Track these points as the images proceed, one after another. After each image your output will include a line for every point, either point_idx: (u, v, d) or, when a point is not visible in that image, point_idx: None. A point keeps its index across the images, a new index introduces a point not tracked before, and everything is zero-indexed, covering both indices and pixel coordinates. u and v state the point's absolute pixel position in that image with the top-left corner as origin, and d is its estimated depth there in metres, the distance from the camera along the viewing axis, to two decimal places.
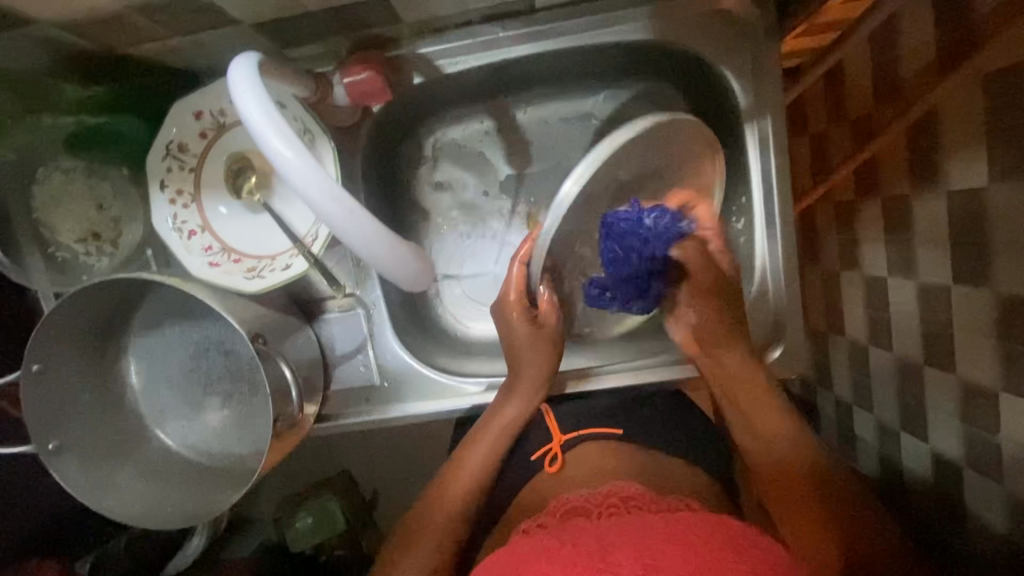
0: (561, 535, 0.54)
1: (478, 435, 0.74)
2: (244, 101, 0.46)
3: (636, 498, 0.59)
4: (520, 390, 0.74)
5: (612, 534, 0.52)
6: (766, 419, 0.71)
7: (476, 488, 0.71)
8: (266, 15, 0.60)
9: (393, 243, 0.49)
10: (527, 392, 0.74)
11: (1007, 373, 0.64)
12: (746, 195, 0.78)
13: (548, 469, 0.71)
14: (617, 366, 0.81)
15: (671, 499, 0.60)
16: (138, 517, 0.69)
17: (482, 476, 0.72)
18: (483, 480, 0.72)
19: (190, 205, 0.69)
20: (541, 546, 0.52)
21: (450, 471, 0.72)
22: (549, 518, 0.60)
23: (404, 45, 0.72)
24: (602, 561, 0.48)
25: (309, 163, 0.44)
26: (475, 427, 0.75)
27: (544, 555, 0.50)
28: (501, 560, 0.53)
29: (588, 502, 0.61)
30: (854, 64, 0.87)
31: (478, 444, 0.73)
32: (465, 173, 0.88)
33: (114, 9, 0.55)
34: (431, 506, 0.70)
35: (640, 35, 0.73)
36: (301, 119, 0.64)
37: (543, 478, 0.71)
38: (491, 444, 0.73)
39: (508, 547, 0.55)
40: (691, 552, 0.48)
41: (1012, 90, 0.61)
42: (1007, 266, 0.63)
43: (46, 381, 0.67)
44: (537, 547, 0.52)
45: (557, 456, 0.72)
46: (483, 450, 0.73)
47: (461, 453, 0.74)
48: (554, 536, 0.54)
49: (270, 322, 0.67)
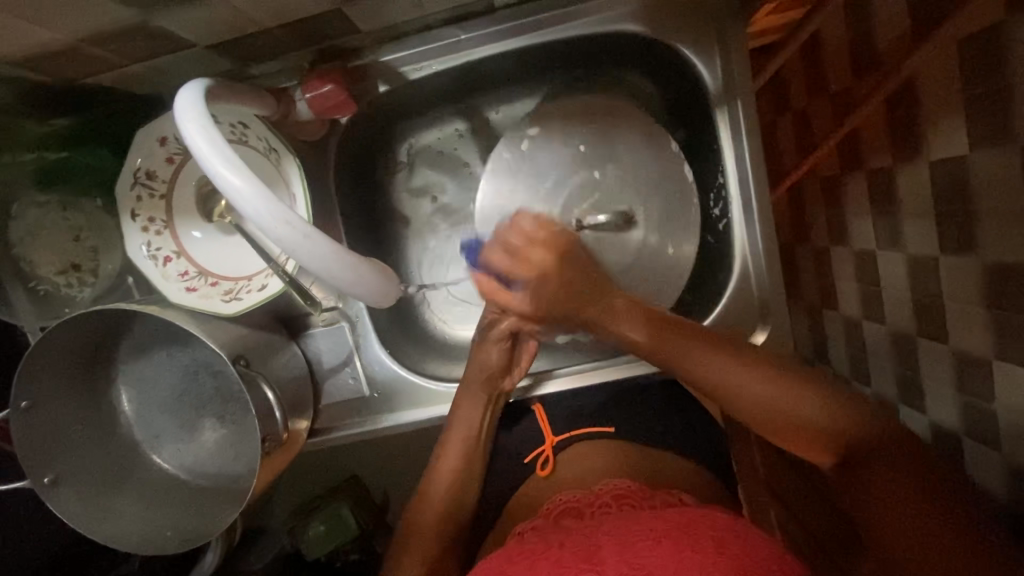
0: (549, 538, 0.54)
1: (426, 487, 0.72)
2: (188, 129, 0.45)
3: (628, 495, 0.59)
4: (451, 440, 0.73)
5: (601, 532, 0.52)
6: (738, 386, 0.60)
7: (457, 500, 0.72)
8: (220, 35, 0.59)
9: (354, 262, 0.48)
10: (458, 446, 0.73)
11: (998, 342, 0.64)
12: (721, 174, 0.75)
13: (539, 472, 0.72)
14: (573, 366, 0.77)
15: (663, 493, 0.60)
16: (139, 542, 0.70)
17: (459, 480, 0.73)
18: (457, 494, 0.72)
19: (163, 232, 0.69)
20: (529, 548, 0.52)
21: (428, 480, 0.72)
22: (543, 519, 0.60)
23: (367, 54, 0.71)
24: (588, 562, 0.48)
25: (260, 189, 0.43)
26: (439, 437, 0.74)
27: (530, 560, 0.51)
28: (491, 563, 0.53)
29: (582, 502, 0.60)
30: (830, 38, 0.86)
31: (450, 451, 0.73)
32: (442, 177, 0.87)
33: (66, 43, 0.55)
34: (414, 516, 0.72)
35: (604, 26, 0.72)
36: (266, 139, 0.66)
37: (535, 481, 0.72)
38: (449, 466, 0.73)
39: (499, 554, 0.54)
40: (679, 549, 0.47)
41: (988, 56, 0.60)
42: (993, 234, 0.62)
43: (36, 416, 0.67)
44: (527, 550, 0.52)
45: (548, 459, 0.73)
46: (449, 469, 0.73)
47: (436, 458, 0.73)
48: (544, 537, 0.54)
49: (253, 342, 0.67)
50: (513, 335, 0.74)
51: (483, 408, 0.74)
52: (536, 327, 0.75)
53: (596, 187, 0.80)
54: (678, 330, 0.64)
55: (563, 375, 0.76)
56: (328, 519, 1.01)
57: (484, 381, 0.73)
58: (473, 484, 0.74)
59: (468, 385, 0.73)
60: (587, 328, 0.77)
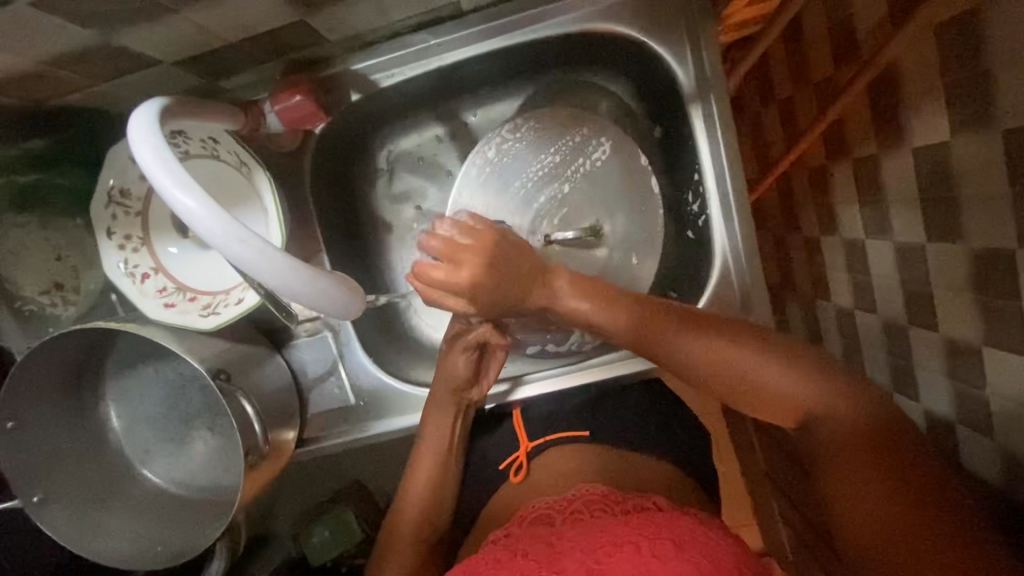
0: (519, 547, 0.54)
1: (406, 493, 0.74)
2: (141, 150, 0.45)
3: (601, 501, 0.59)
4: (427, 449, 0.75)
5: (567, 542, 0.52)
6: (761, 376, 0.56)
7: (440, 502, 0.74)
8: (186, 50, 0.60)
9: (315, 277, 0.47)
10: (437, 456, 0.75)
11: (988, 327, 0.63)
12: (698, 170, 0.74)
13: (513, 479, 0.71)
14: (544, 372, 0.81)
15: (637, 497, 0.59)
16: (130, 558, 0.70)
17: (437, 487, 0.74)
18: (436, 496, 0.74)
19: (140, 249, 0.69)
20: (497, 560, 0.52)
21: (402, 491, 0.74)
22: (516, 527, 0.60)
23: (339, 63, 0.71)
24: None
25: (212, 207, 0.43)
26: (412, 449, 0.75)
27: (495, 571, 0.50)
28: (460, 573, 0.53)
29: (554, 509, 0.60)
30: (808, 27, 0.85)
31: (425, 458, 0.74)
32: (424, 182, 0.87)
33: (30, 65, 0.55)
34: (397, 519, 0.73)
35: (574, 26, 0.72)
36: (237, 153, 0.67)
37: (509, 488, 0.71)
38: (426, 474, 0.74)
39: (472, 564, 0.54)
40: (639, 556, 0.47)
41: (964, 40, 0.59)
42: (977, 220, 0.61)
43: (23, 437, 0.68)
44: (495, 562, 0.52)
45: (523, 465, 0.71)
46: (426, 473, 0.74)
47: (411, 465, 0.75)
48: (514, 547, 0.54)
49: (234, 356, 0.67)
50: (480, 346, 0.73)
51: (455, 418, 0.75)
52: (504, 340, 0.73)
53: (563, 203, 0.83)
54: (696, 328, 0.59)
55: (534, 380, 0.80)
56: (333, 523, 1.02)
57: (453, 395, 0.74)
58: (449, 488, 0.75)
59: (438, 398, 0.74)
60: (559, 343, 0.84)
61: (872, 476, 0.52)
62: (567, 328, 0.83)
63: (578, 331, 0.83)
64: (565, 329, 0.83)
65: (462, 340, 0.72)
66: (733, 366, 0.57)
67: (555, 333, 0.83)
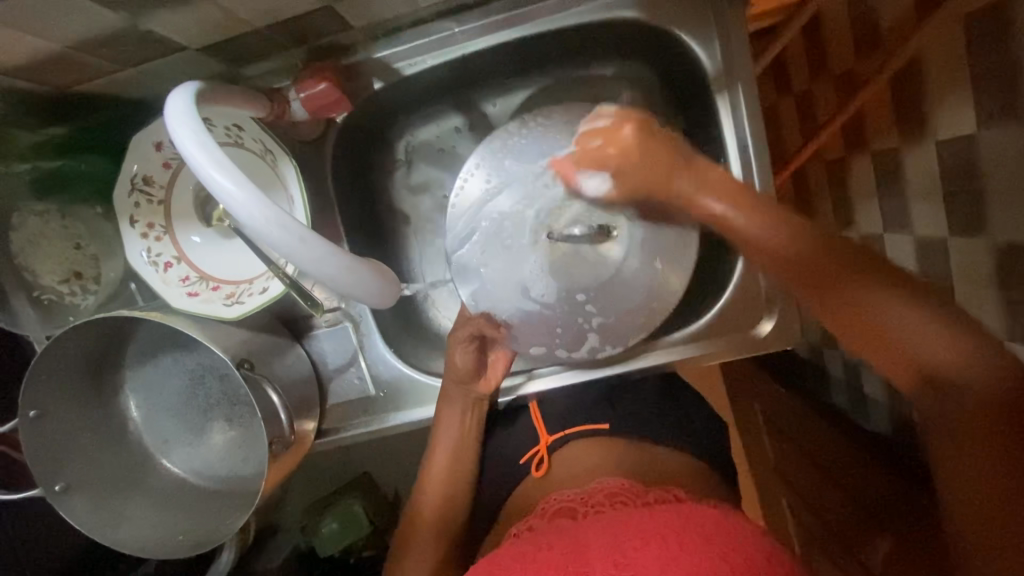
0: (541, 538, 0.54)
1: (428, 486, 0.74)
2: (178, 132, 0.45)
3: (623, 493, 0.59)
4: (448, 439, 0.74)
5: (591, 533, 0.52)
6: (902, 332, 0.50)
7: (460, 493, 0.75)
8: (210, 37, 0.59)
9: (352, 263, 0.47)
10: (455, 445, 0.75)
11: (1011, 321, 0.62)
12: (722, 161, 0.74)
13: (533, 473, 0.70)
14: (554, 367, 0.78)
15: (659, 490, 0.59)
16: (150, 547, 0.70)
17: (455, 479, 0.75)
18: (455, 486, 0.74)
19: (163, 237, 0.69)
20: (520, 550, 0.52)
21: (424, 482, 0.75)
22: (538, 520, 0.60)
23: (360, 51, 0.71)
24: (578, 562, 0.48)
25: (251, 192, 0.43)
26: (429, 443, 0.76)
27: (522, 562, 0.50)
28: (485, 563, 0.53)
29: (576, 501, 0.60)
30: (831, 18, 0.84)
31: (445, 451, 0.75)
32: (441, 173, 0.87)
33: (56, 50, 0.55)
34: (420, 513, 0.73)
35: (596, 15, 0.71)
36: (263, 141, 0.67)
37: (530, 482, 0.70)
38: (447, 464, 0.75)
39: (494, 555, 0.54)
40: (669, 548, 0.47)
41: (994, 30, 0.58)
42: (1003, 213, 0.61)
43: (43, 426, 0.67)
44: (519, 552, 0.52)
45: (544, 459, 0.71)
46: (445, 465, 0.75)
47: (431, 458, 0.75)
48: (538, 538, 0.54)
49: (256, 345, 0.67)
50: (478, 337, 0.74)
51: (465, 413, 0.75)
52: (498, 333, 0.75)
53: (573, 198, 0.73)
54: (837, 261, 0.54)
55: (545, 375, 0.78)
56: (341, 515, 1.03)
57: (459, 389, 0.74)
58: (467, 480, 0.75)
59: (447, 392, 0.74)
60: (571, 348, 0.74)
61: (972, 449, 0.48)
62: (583, 333, 0.74)
63: (594, 337, 0.74)
64: (580, 333, 0.74)
65: (460, 334, 0.74)
66: (872, 319, 0.52)
67: (566, 335, 0.74)
